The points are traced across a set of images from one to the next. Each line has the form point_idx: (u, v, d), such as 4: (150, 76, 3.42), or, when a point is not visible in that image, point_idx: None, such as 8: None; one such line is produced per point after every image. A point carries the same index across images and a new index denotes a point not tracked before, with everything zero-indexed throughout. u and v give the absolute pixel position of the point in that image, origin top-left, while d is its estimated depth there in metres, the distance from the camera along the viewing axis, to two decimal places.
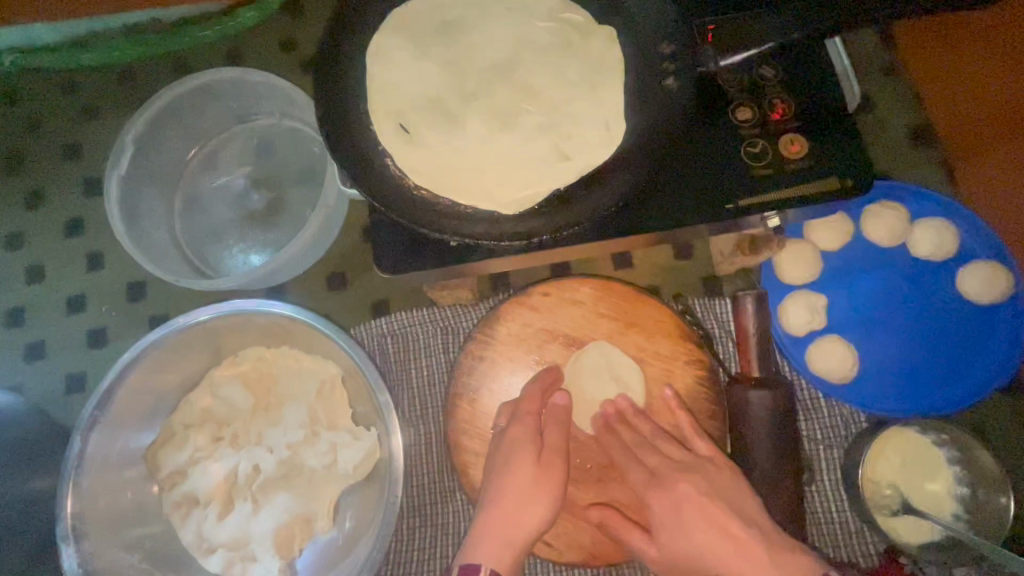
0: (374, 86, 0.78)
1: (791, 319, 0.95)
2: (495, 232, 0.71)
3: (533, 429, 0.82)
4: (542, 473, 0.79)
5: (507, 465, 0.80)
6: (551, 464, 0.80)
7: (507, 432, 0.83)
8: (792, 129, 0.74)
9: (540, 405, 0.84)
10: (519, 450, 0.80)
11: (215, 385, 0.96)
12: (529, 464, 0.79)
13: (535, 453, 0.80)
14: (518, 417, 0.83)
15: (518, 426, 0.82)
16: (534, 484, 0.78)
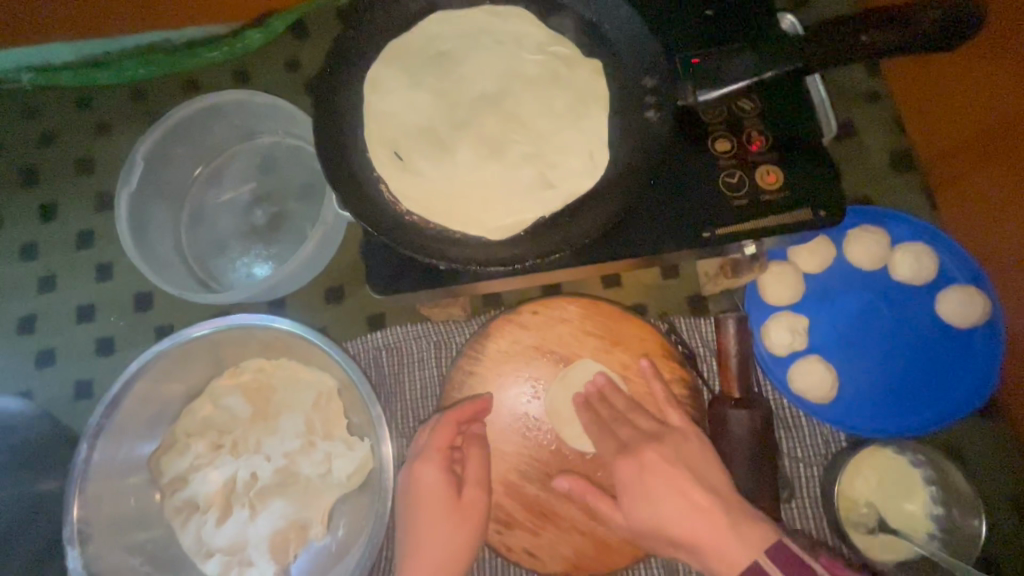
0: (371, 115, 0.82)
1: (773, 339, 0.97)
2: (483, 256, 0.74)
3: (443, 472, 0.81)
4: (457, 514, 0.79)
5: (422, 512, 0.79)
6: (463, 504, 0.80)
7: (413, 476, 0.81)
8: (769, 160, 0.77)
9: (449, 444, 0.83)
10: (433, 492, 0.80)
11: (217, 395, 1.01)
12: (447, 504, 0.79)
13: (450, 493, 0.80)
14: (426, 459, 0.81)
15: (428, 469, 0.80)
16: (454, 526, 0.79)
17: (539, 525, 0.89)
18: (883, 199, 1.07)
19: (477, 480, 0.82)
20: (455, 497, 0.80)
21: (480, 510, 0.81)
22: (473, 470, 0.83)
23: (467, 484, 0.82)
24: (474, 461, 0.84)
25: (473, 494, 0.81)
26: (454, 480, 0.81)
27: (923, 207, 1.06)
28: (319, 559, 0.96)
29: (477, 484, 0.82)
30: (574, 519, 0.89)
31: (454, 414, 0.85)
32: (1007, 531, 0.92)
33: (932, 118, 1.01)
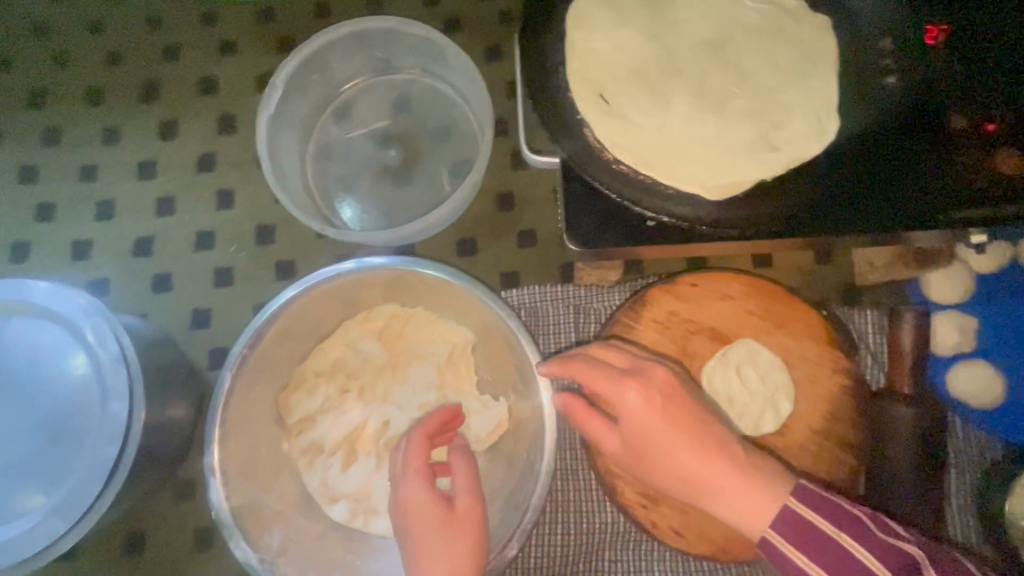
0: (575, 52, 0.75)
1: (938, 337, 0.93)
2: (699, 216, 0.69)
3: (425, 485, 0.69)
4: (449, 540, 0.65)
5: (422, 540, 0.66)
6: (454, 525, 0.66)
7: (399, 501, 0.69)
8: (1011, 144, 0.70)
9: (424, 457, 0.73)
10: (428, 517, 0.66)
11: (349, 337, 0.96)
12: (438, 526, 0.66)
13: (435, 513, 0.67)
14: (405, 481, 0.70)
15: (411, 488, 0.69)
16: (461, 561, 0.64)
17: (688, 504, 0.86)
18: None
19: (468, 491, 0.69)
20: (443, 516, 0.66)
21: (478, 528, 0.67)
22: (464, 482, 0.70)
23: (456, 496, 0.69)
24: (462, 471, 0.71)
25: (466, 507, 0.68)
26: (441, 497, 0.69)
27: None
28: None
29: (472, 497, 0.69)
30: None
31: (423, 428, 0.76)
32: None
33: None
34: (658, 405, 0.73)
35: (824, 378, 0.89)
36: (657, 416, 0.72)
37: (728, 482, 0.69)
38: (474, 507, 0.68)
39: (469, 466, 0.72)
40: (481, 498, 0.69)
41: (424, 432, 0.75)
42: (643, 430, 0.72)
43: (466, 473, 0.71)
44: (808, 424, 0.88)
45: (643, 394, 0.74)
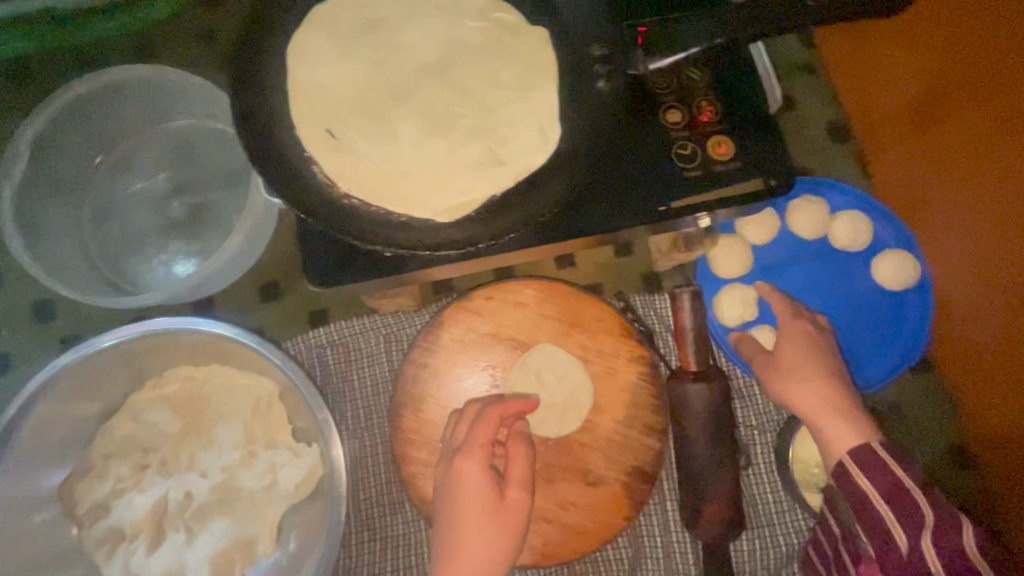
0: (297, 88, 0.73)
1: (724, 311, 0.98)
2: (432, 241, 0.69)
3: (485, 468, 0.72)
4: (496, 524, 0.71)
5: (462, 512, 0.71)
6: (506, 507, 0.72)
7: (455, 475, 0.72)
8: (719, 131, 0.76)
9: (492, 437, 0.74)
10: (470, 496, 0.71)
11: (138, 410, 0.90)
12: (488, 509, 0.71)
13: (493, 495, 0.72)
14: (466, 457, 0.72)
15: (469, 466, 0.72)
16: (487, 530, 0.70)
17: None
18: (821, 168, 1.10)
19: (523, 481, 0.73)
20: (498, 498, 0.72)
21: (522, 514, 0.72)
22: (524, 471, 0.74)
23: (510, 484, 0.73)
24: (525, 462, 0.74)
25: (517, 496, 0.72)
26: (497, 481, 0.73)
27: (857, 175, 1.10)
28: None
29: (522, 486, 0.73)
30: (541, 506, 0.88)
31: (498, 408, 0.76)
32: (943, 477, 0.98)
33: (878, 80, 1.00)
34: (805, 350, 0.86)
35: (624, 369, 0.92)
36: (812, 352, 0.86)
37: (827, 394, 0.82)
38: (526, 497, 0.72)
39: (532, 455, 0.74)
40: (532, 491, 0.73)
41: (499, 414, 0.76)
42: (797, 355, 0.86)
43: (529, 465, 0.74)
44: (611, 416, 0.90)
45: (805, 330, 0.90)
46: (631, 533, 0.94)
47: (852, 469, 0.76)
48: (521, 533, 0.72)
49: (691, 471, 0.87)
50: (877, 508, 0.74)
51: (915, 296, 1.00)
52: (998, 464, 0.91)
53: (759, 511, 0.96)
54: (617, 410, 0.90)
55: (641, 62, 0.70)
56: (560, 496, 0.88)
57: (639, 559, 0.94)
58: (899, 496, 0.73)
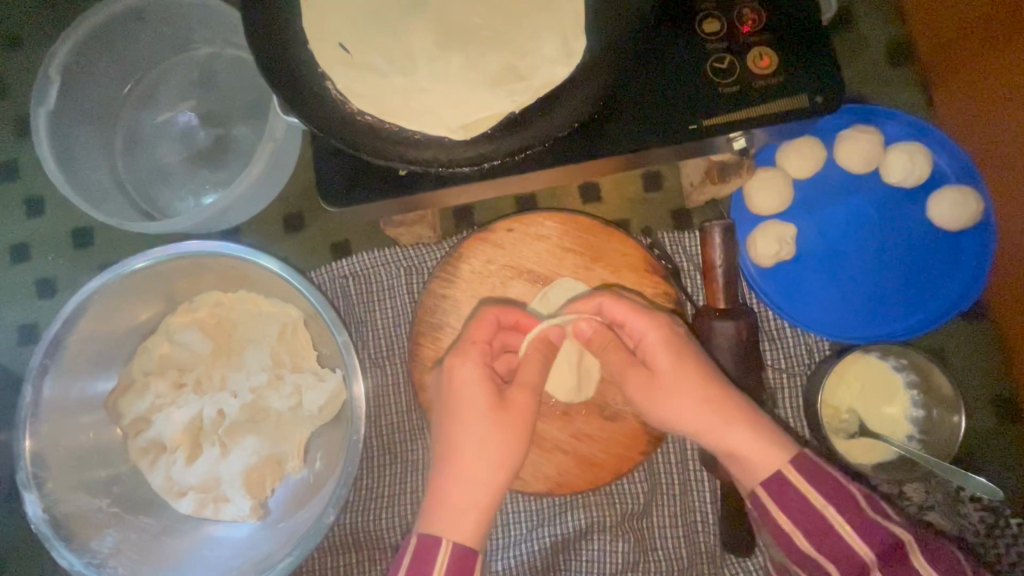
0: (309, 0, 0.70)
1: (759, 249, 0.91)
2: (448, 157, 0.67)
3: (483, 364, 0.70)
4: (500, 428, 0.67)
5: (462, 410, 0.68)
6: (510, 408, 0.68)
7: (451, 376, 0.70)
8: (762, 42, 0.69)
9: (487, 338, 0.74)
10: (471, 393, 0.68)
11: (172, 331, 0.94)
12: (488, 409, 0.67)
13: (493, 392, 0.69)
14: (458, 353, 0.71)
15: (463, 364, 0.70)
16: (496, 430, 0.67)
17: None
18: (877, 94, 1.00)
19: (528, 384, 0.70)
20: (501, 397, 0.68)
21: (528, 418, 0.69)
22: (532, 376, 0.71)
23: (510, 386, 0.70)
24: (532, 365, 0.72)
25: (519, 395, 0.69)
26: (497, 381, 0.70)
27: (918, 104, 1.00)
28: (298, 492, 0.93)
29: (529, 390, 0.70)
30: (557, 438, 0.87)
31: (495, 309, 0.77)
32: (987, 430, 0.93)
33: None
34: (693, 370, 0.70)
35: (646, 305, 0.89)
36: (683, 368, 0.70)
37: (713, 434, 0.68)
38: (532, 400, 0.69)
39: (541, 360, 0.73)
40: (538, 394, 0.70)
41: (497, 317, 0.77)
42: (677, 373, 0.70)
43: (534, 364, 0.72)
44: None
45: (665, 336, 0.72)
46: (648, 470, 0.94)
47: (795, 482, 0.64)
48: (527, 438, 0.69)
49: None
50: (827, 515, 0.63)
51: (974, 237, 0.91)
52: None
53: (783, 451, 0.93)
54: None
55: None
56: (576, 429, 0.87)
57: (655, 494, 0.93)
58: (858, 513, 0.62)
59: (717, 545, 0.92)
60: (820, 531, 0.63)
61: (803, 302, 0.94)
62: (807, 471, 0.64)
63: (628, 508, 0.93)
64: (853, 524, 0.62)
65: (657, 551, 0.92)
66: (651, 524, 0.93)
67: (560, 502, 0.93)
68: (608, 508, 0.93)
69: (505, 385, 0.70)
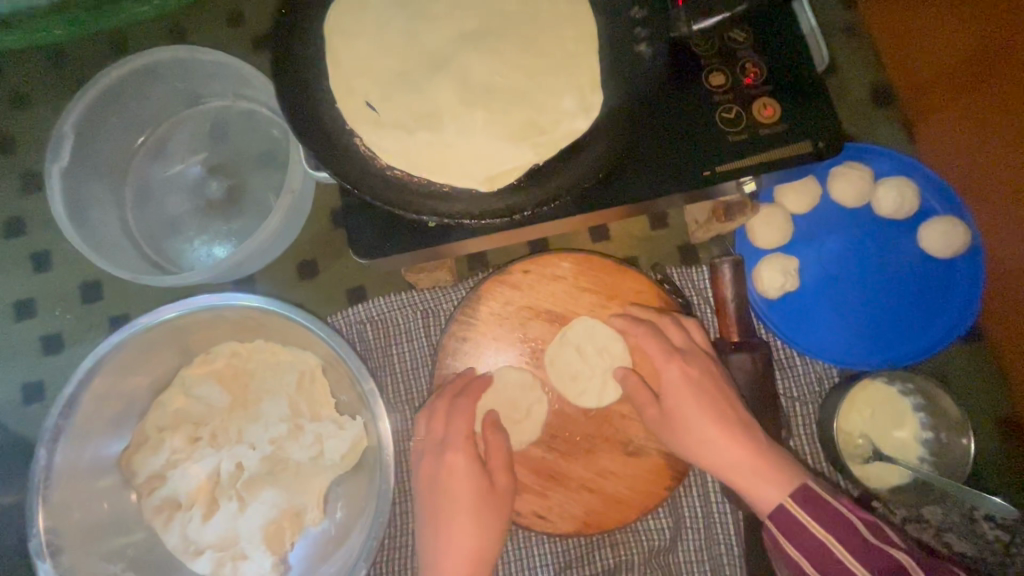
0: (337, 62, 0.74)
1: (765, 282, 0.96)
2: (476, 209, 0.69)
3: (469, 455, 0.81)
4: (485, 504, 0.79)
5: (446, 493, 0.80)
6: (493, 491, 0.80)
7: (440, 465, 0.81)
8: (765, 93, 0.74)
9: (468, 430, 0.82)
10: (463, 480, 0.80)
11: (188, 385, 0.92)
12: (477, 494, 0.79)
13: (479, 479, 0.80)
14: (453, 450, 0.81)
15: (458, 456, 0.81)
16: (482, 508, 0.79)
17: (547, 487, 0.88)
18: (863, 132, 1.07)
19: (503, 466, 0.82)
20: (485, 482, 0.80)
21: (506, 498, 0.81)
22: (501, 458, 0.82)
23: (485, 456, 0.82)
24: (495, 439, 0.83)
25: (500, 479, 0.81)
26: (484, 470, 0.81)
27: (901, 140, 1.06)
28: (320, 545, 0.91)
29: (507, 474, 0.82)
30: (582, 479, 0.87)
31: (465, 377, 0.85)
32: (995, 447, 0.96)
33: (921, 41, 0.96)
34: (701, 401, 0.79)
35: None
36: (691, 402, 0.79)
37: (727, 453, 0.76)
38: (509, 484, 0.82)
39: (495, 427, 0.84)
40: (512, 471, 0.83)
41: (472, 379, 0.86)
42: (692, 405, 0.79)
43: (497, 438, 0.83)
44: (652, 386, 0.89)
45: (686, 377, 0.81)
46: (671, 505, 0.94)
47: (800, 513, 0.70)
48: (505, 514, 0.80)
49: None
50: (831, 546, 0.68)
51: (966, 264, 0.96)
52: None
53: None
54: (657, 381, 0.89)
55: (684, 21, 0.69)
56: (601, 467, 0.88)
57: (680, 529, 0.93)
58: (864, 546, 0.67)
59: None
60: (827, 561, 0.68)
61: (810, 330, 0.97)
62: (812, 501, 0.70)
63: (655, 544, 0.93)
64: (849, 547, 0.67)
65: None
66: (678, 560, 0.93)
67: (586, 543, 0.92)
68: (635, 545, 0.93)
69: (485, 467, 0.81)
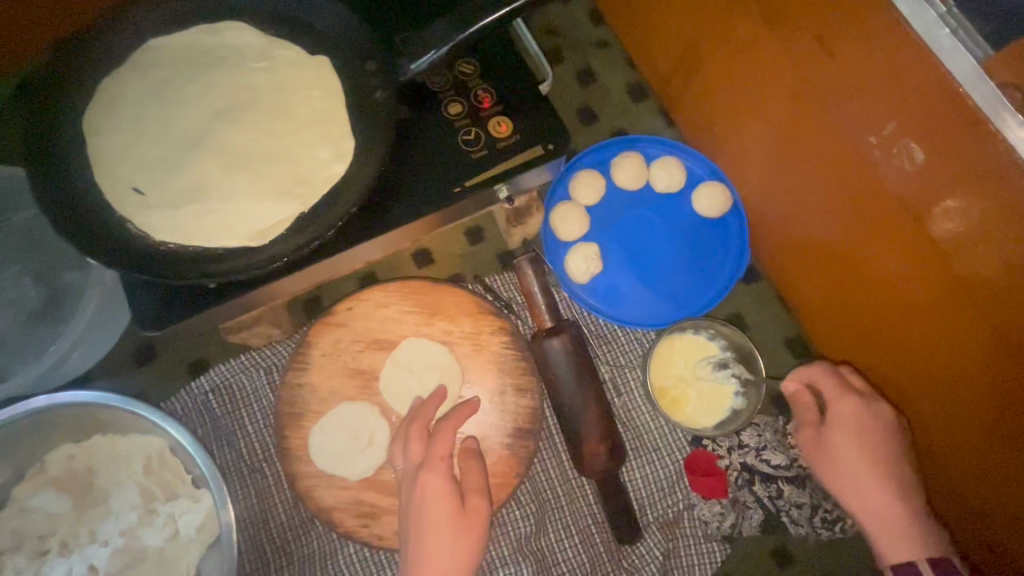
0: (100, 158, 0.79)
1: (572, 270, 1.07)
2: (247, 264, 0.75)
3: (449, 481, 0.79)
4: (462, 525, 0.78)
5: (430, 521, 0.77)
6: (467, 512, 0.79)
7: (421, 488, 0.79)
8: (498, 112, 0.85)
9: (446, 455, 0.81)
10: (437, 507, 0.78)
11: (23, 499, 0.91)
12: (451, 518, 0.78)
13: (457, 501, 0.79)
14: (428, 470, 0.80)
15: (433, 478, 0.79)
16: (459, 535, 0.77)
17: None
18: (633, 126, 1.23)
19: (475, 489, 0.81)
20: (460, 505, 0.79)
21: (484, 520, 0.79)
22: (474, 481, 0.82)
23: (469, 493, 0.81)
24: (473, 473, 0.83)
25: (475, 501, 0.80)
26: (459, 492, 0.80)
27: (665, 126, 1.23)
28: None
29: (482, 496, 0.81)
30: None
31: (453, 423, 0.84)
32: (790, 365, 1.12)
33: (654, 42, 1.13)
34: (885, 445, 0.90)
35: (487, 342, 0.98)
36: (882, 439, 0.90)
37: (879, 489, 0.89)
38: (485, 504, 0.80)
39: (475, 463, 0.85)
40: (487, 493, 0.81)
41: (454, 425, 0.84)
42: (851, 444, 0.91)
43: (474, 472, 0.83)
44: (485, 386, 0.97)
45: (858, 416, 0.91)
46: (533, 491, 1.01)
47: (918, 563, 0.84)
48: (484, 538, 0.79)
49: (566, 415, 0.96)
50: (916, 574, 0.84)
51: (734, 217, 1.11)
52: (845, 349, 1.01)
53: (643, 436, 1.05)
54: (489, 381, 0.97)
55: (405, 66, 0.79)
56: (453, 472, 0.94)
57: (545, 512, 1.00)
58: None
59: (611, 541, 0.99)
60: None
61: (622, 304, 1.09)
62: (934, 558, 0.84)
63: (522, 533, 0.99)
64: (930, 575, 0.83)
65: (560, 564, 0.99)
66: (548, 541, 0.99)
67: None
68: (504, 538, 0.99)
69: (465, 494, 0.80)
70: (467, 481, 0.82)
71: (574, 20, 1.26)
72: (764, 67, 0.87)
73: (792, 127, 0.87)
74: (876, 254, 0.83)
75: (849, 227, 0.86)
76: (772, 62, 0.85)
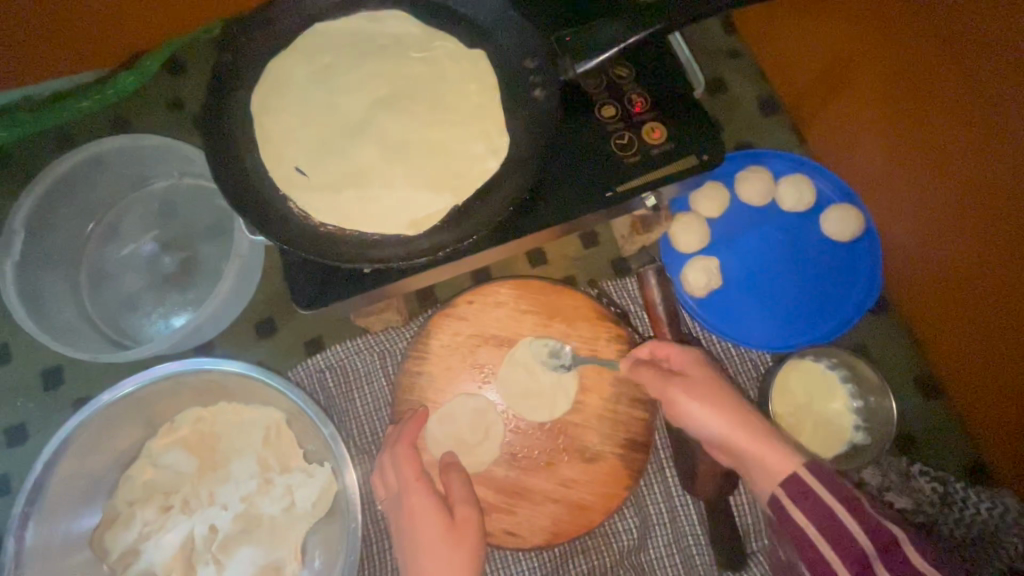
0: (266, 138, 0.81)
1: (691, 283, 1.04)
2: (404, 252, 0.76)
3: (429, 494, 0.79)
4: (452, 536, 0.75)
5: (418, 541, 0.76)
6: (457, 523, 0.77)
7: (405, 509, 0.79)
8: (651, 118, 0.83)
9: (417, 472, 0.81)
10: (427, 523, 0.76)
11: (155, 455, 0.96)
12: (441, 531, 0.75)
13: (443, 514, 0.77)
14: (409, 493, 0.79)
15: (418, 498, 0.79)
16: (453, 550, 0.74)
17: (514, 503, 0.93)
18: (759, 139, 1.19)
19: (465, 498, 0.79)
20: (449, 518, 0.77)
21: (477, 527, 0.77)
22: (460, 489, 0.80)
23: (453, 505, 0.79)
24: (457, 482, 0.81)
25: (462, 509, 0.78)
26: (445, 506, 0.78)
27: (794, 142, 1.18)
28: None
29: (467, 503, 0.79)
30: (546, 489, 0.93)
31: (405, 442, 0.84)
32: (916, 406, 1.05)
33: (795, 55, 1.09)
34: None
35: (604, 350, 0.97)
36: None
37: None
38: (475, 509, 0.78)
39: (459, 473, 0.83)
40: (474, 499, 0.79)
41: (408, 442, 0.84)
42: None
43: (457, 481, 0.81)
44: (600, 394, 0.95)
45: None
46: (636, 505, 0.99)
47: None
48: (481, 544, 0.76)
49: (682, 431, 0.94)
50: None
51: (866, 243, 1.06)
52: (972, 389, 0.96)
53: None
54: (604, 389, 0.95)
55: (568, 67, 0.77)
56: (562, 476, 0.93)
57: (647, 527, 0.98)
58: None
59: (714, 566, 0.96)
60: None
61: (740, 322, 1.06)
62: None
63: (622, 545, 0.98)
64: None
65: None
66: (650, 557, 0.97)
67: (560, 553, 0.97)
68: (603, 547, 0.98)
69: (449, 505, 0.79)
70: (451, 494, 0.80)
71: (705, 27, 1.23)
72: (924, 91, 0.84)
73: (950, 153, 0.84)
74: (1018, 297, 0.81)
75: (1001, 261, 0.82)
76: (938, 85, 0.81)
